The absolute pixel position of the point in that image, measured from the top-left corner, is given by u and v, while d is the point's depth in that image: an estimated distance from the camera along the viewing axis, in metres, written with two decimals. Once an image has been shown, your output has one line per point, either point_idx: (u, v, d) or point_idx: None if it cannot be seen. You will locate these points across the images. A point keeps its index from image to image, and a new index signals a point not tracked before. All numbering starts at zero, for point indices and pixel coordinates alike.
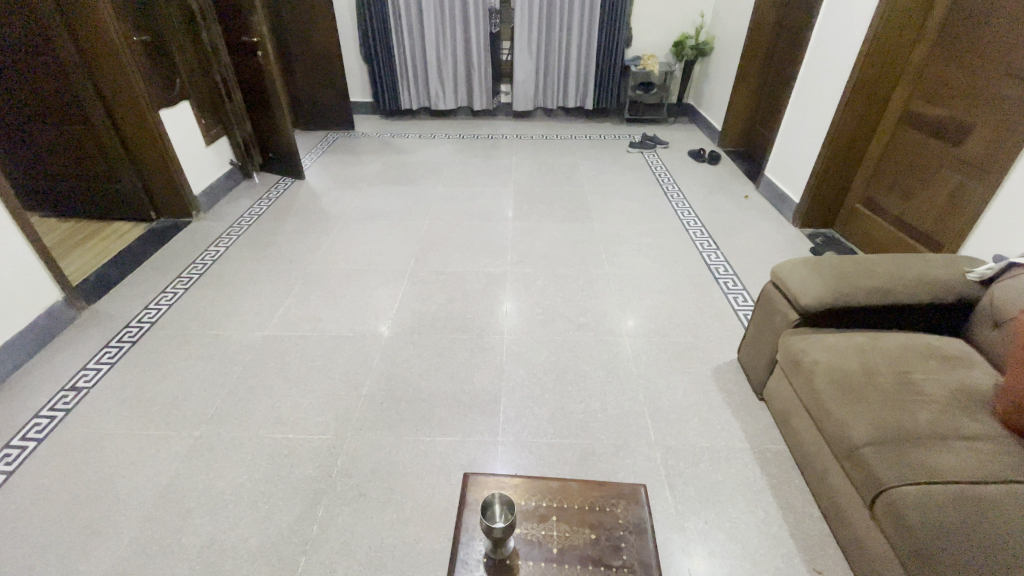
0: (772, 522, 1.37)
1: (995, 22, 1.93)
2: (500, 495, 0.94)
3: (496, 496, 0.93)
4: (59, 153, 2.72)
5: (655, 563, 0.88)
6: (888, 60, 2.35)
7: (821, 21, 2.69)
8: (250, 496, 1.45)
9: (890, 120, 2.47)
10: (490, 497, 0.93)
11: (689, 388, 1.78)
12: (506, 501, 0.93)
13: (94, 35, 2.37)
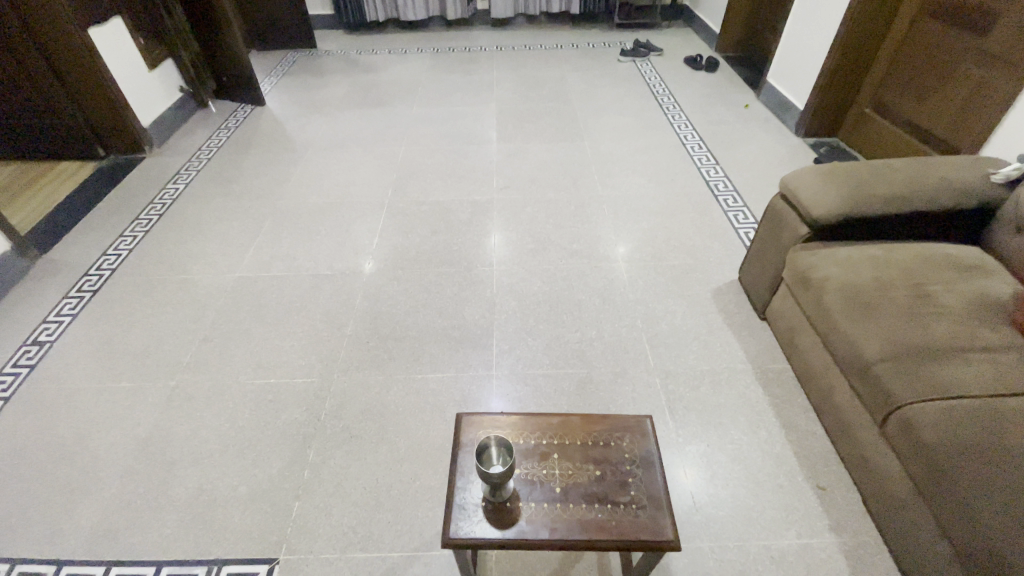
0: (775, 441, 1.35)
1: None
2: (496, 440, 0.86)
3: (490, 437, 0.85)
4: None
5: (664, 498, 0.82)
6: None
7: None
8: (236, 444, 1.38)
9: (909, 7, 2.21)
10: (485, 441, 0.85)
11: (688, 312, 1.71)
12: (506, 446, 0.85)
13: None
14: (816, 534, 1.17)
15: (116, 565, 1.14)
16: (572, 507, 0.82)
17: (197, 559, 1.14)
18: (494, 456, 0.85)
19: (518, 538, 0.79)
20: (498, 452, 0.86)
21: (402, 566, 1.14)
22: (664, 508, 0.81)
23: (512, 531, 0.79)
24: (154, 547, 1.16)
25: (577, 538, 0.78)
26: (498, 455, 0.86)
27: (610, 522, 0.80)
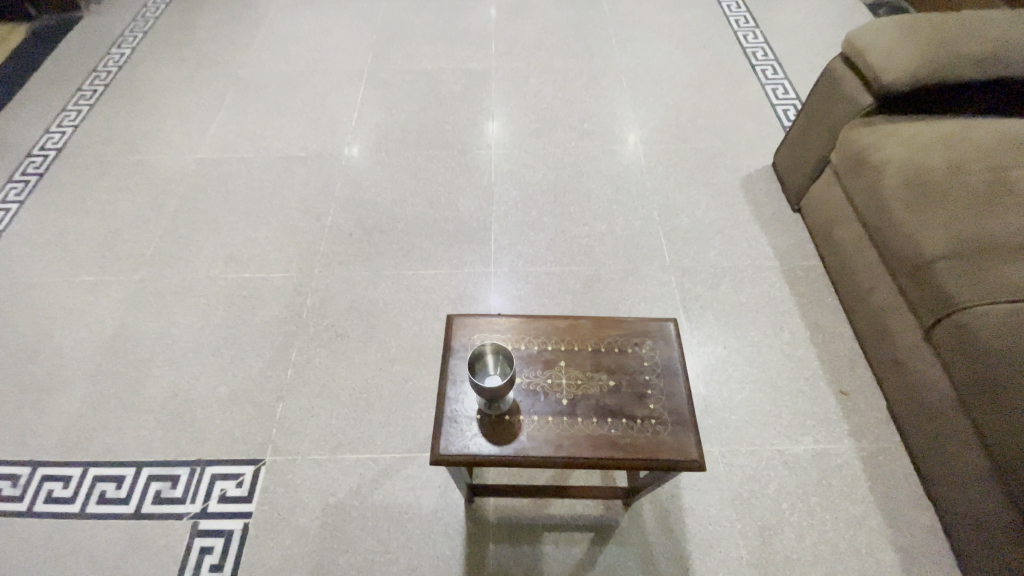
0: (798, 344, 1.24)
1: None
2: (495, 349, 0.73)
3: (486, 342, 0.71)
4: None
5: (689, 414, 0.69)
6: None
7: None
8: (211, 342, 1.27)
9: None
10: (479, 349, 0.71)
11: (712, 203, 1.51)
12: (507, 356, 0.72)
13: None
14: (834, 440, 1.09)
15: (93, 466, 1.08)
16: (581, 422, 0.70)
17: (177, 459, 1.08)
18: (492, 369, 0.73)
19: (516, 456, 0.68)
20: (496, 365, 0.73)
21: (396, 468, 1.07)
22: (689, 425, 0.69)
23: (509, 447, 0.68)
24: (132, 448, 1.10)
25: (586, 457, 0.67)
26: (497, 367, 0.73)
27: (623, 440, 0.68)
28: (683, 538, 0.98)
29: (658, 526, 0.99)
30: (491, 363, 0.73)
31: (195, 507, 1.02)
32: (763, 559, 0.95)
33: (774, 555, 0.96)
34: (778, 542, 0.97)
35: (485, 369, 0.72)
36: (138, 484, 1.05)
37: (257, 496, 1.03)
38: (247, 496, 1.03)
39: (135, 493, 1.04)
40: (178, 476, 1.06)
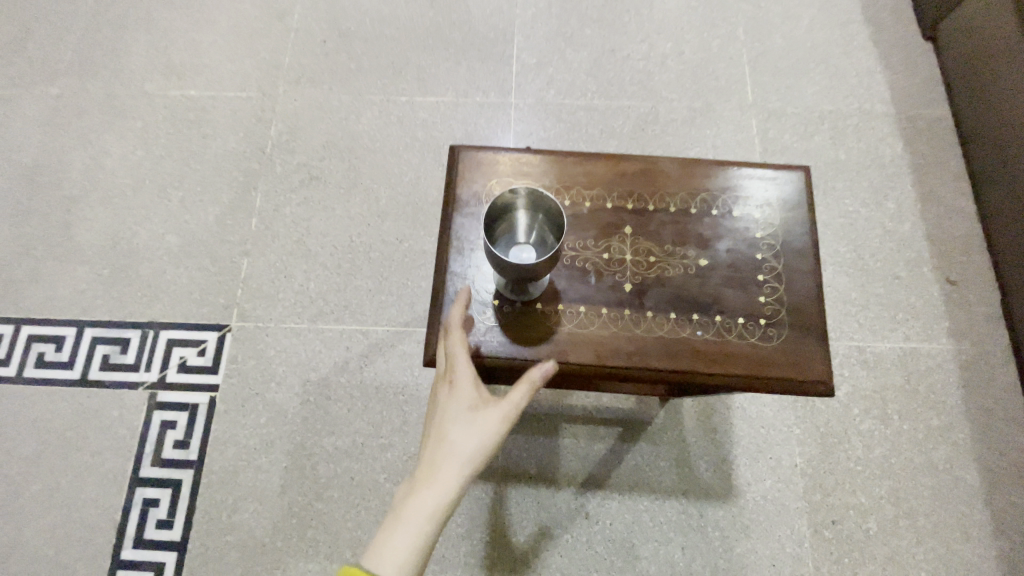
0: (903, 219, 0.96)
1: None
2: (530, 203, 0.46)
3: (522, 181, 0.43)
4: None
5: (821, 314, 0.45)
6: None
7: None
8: (154, 180, 1.00)
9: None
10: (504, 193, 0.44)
11: (818, 20, 1.10)
12: (551, 220, 0.46)
13: None
14: (929, 340, 0.88)
15: (26, 324, 0.90)
16: (651, 317, 0.46)
17: (125, 320, 0.89)
18: (520, 237, 0.46)
19: (549, 359, 0.45)
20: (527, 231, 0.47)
21: (389, 343, 0.86)
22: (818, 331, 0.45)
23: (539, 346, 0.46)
24: (70, 304, 0.91)
25: (660, 369, 0.45)
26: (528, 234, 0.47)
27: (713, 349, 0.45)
28: (730, 441, 0.82)
29: (699, 425, 0.83)
30: (520, 226, 0.46)
31: (152, 376, 0.85)
32: (819, 469, 0.81)
33: (833, 465, 0.81)
34: (840, 452, 0.82)
35: (509, 233, 0.46)
36: (82, 346, 0.88)
37: (224, 367, 0.86)
38: (212, 367, 0.86)
39: (80, 356, 0.87)
40: (128, 340, 0.88)
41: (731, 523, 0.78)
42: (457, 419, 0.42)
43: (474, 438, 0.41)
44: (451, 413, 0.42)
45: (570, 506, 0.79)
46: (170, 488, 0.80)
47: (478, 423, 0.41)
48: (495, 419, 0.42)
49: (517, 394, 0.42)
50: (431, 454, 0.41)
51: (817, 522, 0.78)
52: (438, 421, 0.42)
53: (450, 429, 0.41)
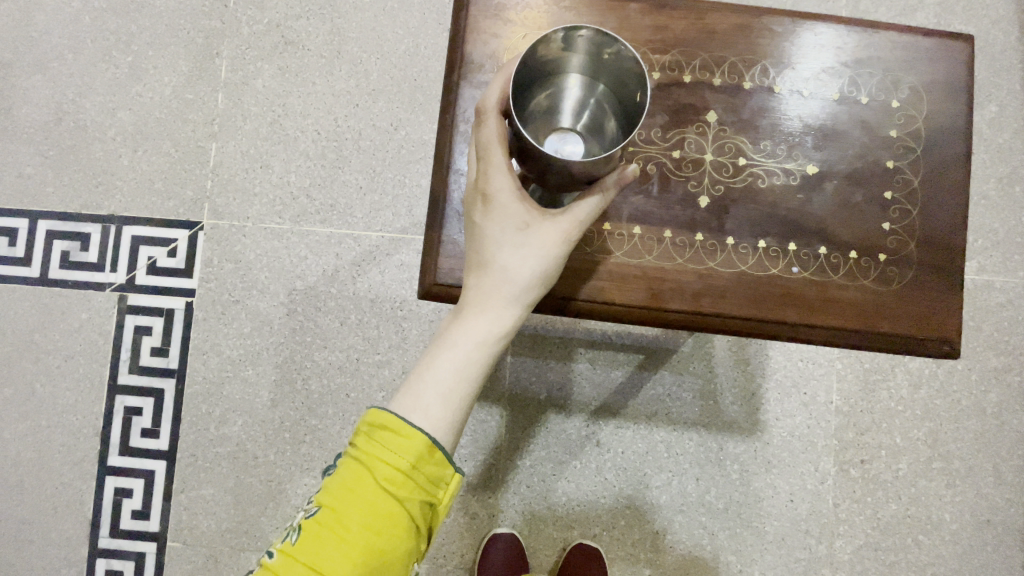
0: (1006, 124, 0.79)
1: None
2: (588, 71, 0.35)
3: (587, 31, 0.32)
4: None
5: (930, 254, 0.39)
6: None
7: None
8: (95, 39, 0.82)
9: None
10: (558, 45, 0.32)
11: None
12: (612, 100, 0.35)
13: None
14: (1007, 271, 0.76)
15: None
16: (731, 248, 0.39)
17: (81, 212, 0.78)
18: (566, 120, 0.36)
19: (604, 296, 0.38)
20: (574, 111, 0.36)
21: (384, 252, 0.76)
22: (925, 273, 0.39)
23: (594, 280, 0.38)
24: (17, 191, 0.78)
25: (737, 309, 0.38)
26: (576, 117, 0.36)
27: (802, 289, 0.38)
28: (762, 373, 0.74)
29: (731, 355, 0.74)
30: (567, 102, 0.36)
31: (120, 277, 0.76)
32: (856, 407, 0.74)
33: (872, 403, 0.74)
34: (881, 391, 0.74)
35: (551, 111, 0.36)
36: (37, 240, 0.77)
37: (199, 270, 0.76)
38: (185, 269, 0.76)
39: (36, 250, 0.77)
40: (88, 235, 0.77)
41: (752, 458, 0.73)
42: (504, 241, 0.35)
43: (528, 262, 0.34)
44: (496, 233, 0.34)
45: (580, 433, 0.74)
46: (152, 397, 0.74)
47: (532, 246, 0.34)
48: (554, 241, 0.35)
49: (577, 211, 0.35)
50: (475, 281, 0.35)
51: (844, 461, 0.73)
52: (479, 243, 0.35)
53: (495, 254, 0.35)
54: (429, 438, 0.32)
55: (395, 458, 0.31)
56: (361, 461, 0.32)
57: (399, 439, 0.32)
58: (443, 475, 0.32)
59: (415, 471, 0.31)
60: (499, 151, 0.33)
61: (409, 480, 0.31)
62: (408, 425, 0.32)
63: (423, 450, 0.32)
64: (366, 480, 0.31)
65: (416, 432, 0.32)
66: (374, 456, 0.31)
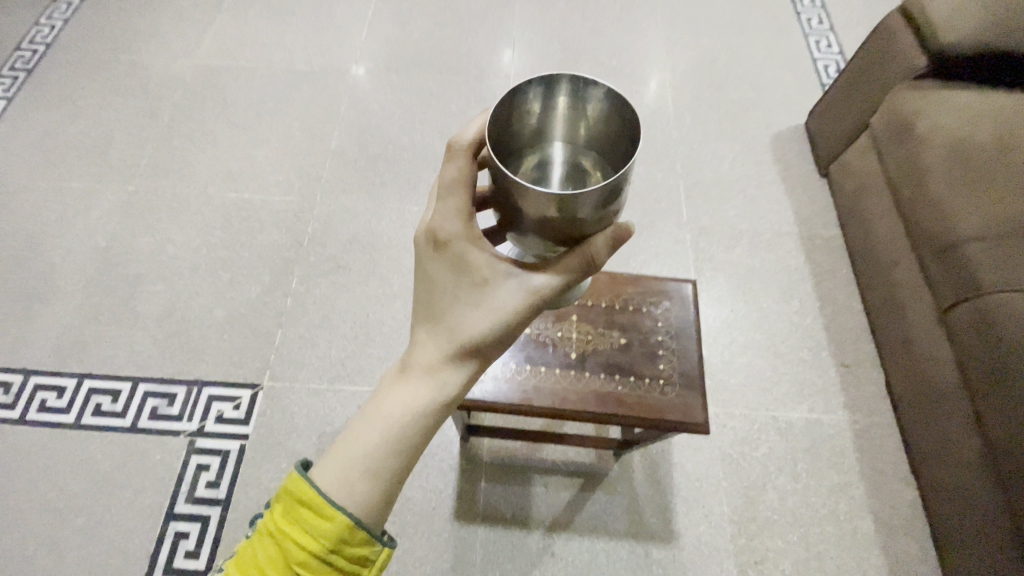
0: (807, 314, 1.22)
1: None
2: (566, 139, 0.54)
3: (563, 104, 0.52)
4: None
5: (698, 376, 0.70)
6: None
7: None
8: (207, 262, 1.22)
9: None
10: (537, 111, 0.51)
11: (738, 160, 1.43)
12: (588, 156, 0.53)
13: None
14: (829, 411, 1.10)
15: (88, 378, 1.07)
16: (590, 378, 0.70)
17: (173, 378, 1.07)
18: (558, 175, 0.53)
19: (520, 405, 0.68)
20: (562, 170, 0.53)
21: None
22: (697, 387, 0.69)
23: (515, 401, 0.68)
24: (128, 363, 1.09)
25: (593, 411, 0.68)
26: (564, 175, 0.53)
27: (630, 398, 0.69)
28: (670, 492, 1.00)
29: (647, 477, 1.01)
30: (558, 164, 0.53)
31: (192, 425, 1.02)
32: (743, 517, 0.98)
33: (755, 513, 0.99)
34: (760, 503, 1.00)
35: (544, 169, 0.53)
36: (135, 398, 1.05)
37: (254, 419, 1.03)
38: (244, 419, 1.03)
39: (131, 407, 1.04)
40: (175, 394, 1.05)
41: (673, 562, 0.94)
42: (459, 295, 0.51)
43: (474, 313, 0.50)
44: (453, 286, 0.51)
45: (537, 545, 0.95)
46: (199, 523, 0.94)
47: (479, 299, 0.50)
48: (495, 296, 0.50)
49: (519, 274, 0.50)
50: (431, 317, 0.51)
51: (742, 563, 0.94)
52: (436, 286, 0.51)
53: (451, 305, 0.51)
54: (348, 520, 0.45)
55: (316, 540, 0.44)
56: (284, 529, 0.45)
57: (322, 525, 0.44)
58: (354, 556, 0.45)
59: (329, 553, 0.44)
60: (458, 204, 0.50)
61: (324, 559, 0.44)
62: (330, 513, 0.44)
63: (338, 537, 0.44)
64: (291, 555, 0.44)
65: (335, 520, 0.44)
66: (302, 536, 0.44)
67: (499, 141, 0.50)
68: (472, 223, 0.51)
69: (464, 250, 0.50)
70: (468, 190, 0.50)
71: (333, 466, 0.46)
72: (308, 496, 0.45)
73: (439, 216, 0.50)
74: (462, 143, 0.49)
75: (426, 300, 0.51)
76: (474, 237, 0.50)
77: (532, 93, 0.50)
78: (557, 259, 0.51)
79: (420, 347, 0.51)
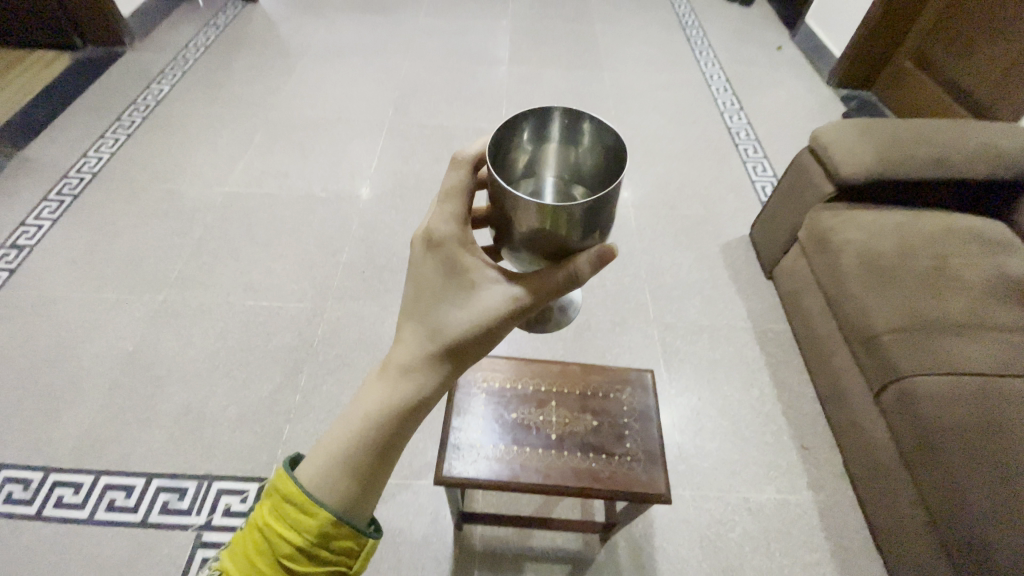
0: (766, 400, 1.36)
1: None
2: (558, 155, 0.65)
3: (555, 133, 0.63)
4: None
5: (659, 453, 0.82)
6: None
7: None
8: (224, 363, 1.35)
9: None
10: (532, 138, 0.63)
11: (694, 265, 1.66)
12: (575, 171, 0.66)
13: None
14: (794, 491, 1.20)
15: (104, 475, 1.14)
16: (568, 456, 0.82)
17: (185, 474, 1.15)
18: (550, 188, 0.67)
19: (509, 481, 0.79)
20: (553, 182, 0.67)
21: (390, 493, 1.13)
22: (659, 462, 0.81)
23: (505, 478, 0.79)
24: (144, 459, 1.17)
25: (571, 485, 0.79)
26: (554, 187, 0.67)
27: (603, 472, 0.80)
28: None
29: (631, 561, 1.07)
30: (549, 180, 0.67)
31: (201, 519, 1.08)
32: None
33: None
34: None
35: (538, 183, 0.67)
36: (147, 494, 1.11)
37: None
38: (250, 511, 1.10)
39: (144, 502, 1.10)
40: (186, 489, 1.12)
41: None
42: (446, 296, 0.58)
43: (458, 314, 0.57)
44: (442, 288, 0.58)
45: None
46: None
47: (462, 302, 0.58)
48: (477, 301, 0.58)
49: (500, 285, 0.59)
50: (420, 314, 0.58)
51: None
52: (428, 284, 0.58)
53: (439, 305, 0.58)
54: (329, 518, 0.50)
55: (300, 535, 0.50)
56: (273, 524, 0.50)
57: (306, 521, 0.50)
58: (335, 552, 0.51)
59: (312, 547, 0.50)
60: (455, 212, 0.59)
61: (307, 552, 0.50)
62: (313, 511, 0.50)
63: (320, 534, 0.50)
64: (278, 548, 0.50)
65: (317, 518, 0.50)
66: (288, 532, 0.50)
67: (499, 163, 0.60)
68: (465, 228, 0.59)
69: (455, 253, 0.58)
70: (464, 197, 0.59)
71: (317, 464, 0.52)
72: (295, 497, 0.50)
73: (438, 222, 0.59)
74: (465, 157, 0.58)
75: (413, 292, 0.59)
76: (465, 242, 0.59)
77: (528, 127, 0.61)
78: (535, 272, 0.59)
79: (406, 341, 0.57)
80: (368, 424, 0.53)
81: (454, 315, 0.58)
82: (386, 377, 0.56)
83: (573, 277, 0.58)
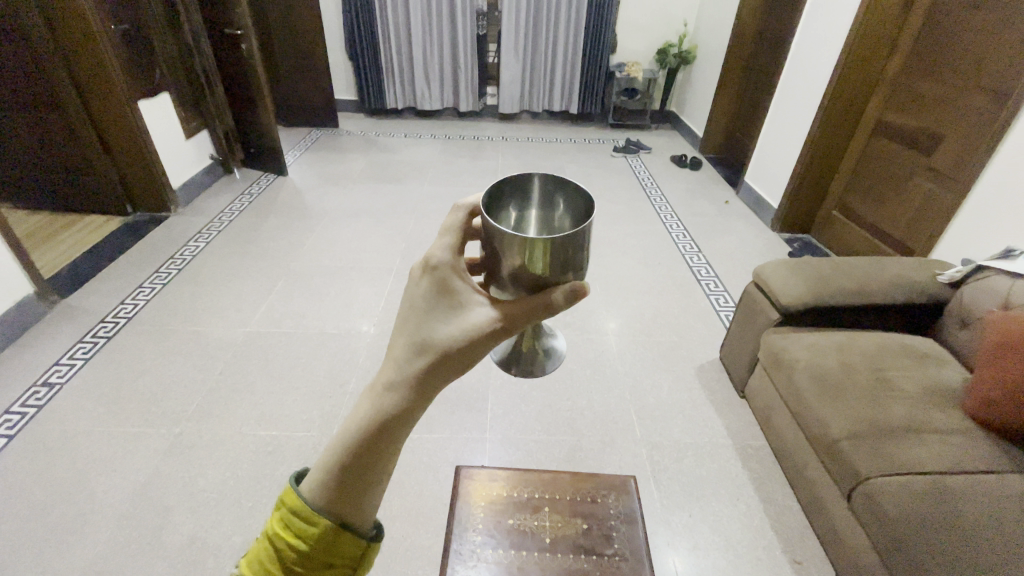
0: (753, 515, 1.41)
1: (958, 52, 2.06)
2: (540, 209, 0.88)
3: (535, 196, 0.86)
4: (40, 154, 2.63)
5: (644, 551, 0.90)
6: (853, 94, 2.48)
7: (795, 53, 2.83)
8: (232, 493, 1.40)
9: (884, 85, 2.44)
10: (519, 198, 0.86)
11: (673, 387, 1.81)
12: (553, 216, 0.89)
13: (83, 57, 2.38)
14: None
15: None
16: (561, 558, 0.90)
17: None
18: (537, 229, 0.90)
19: None
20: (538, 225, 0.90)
21: None
22: (644, 560, 0.89)
23: None
24: None
25: None
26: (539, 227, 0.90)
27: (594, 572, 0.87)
28: None
29: None
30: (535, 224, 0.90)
31: None
32: None
33: None
34: None
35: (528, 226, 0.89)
36: None
37: None
38: None
39: None
40: None
41: None
42: (440, 312, 0.61)
43: (451, 325, 0.61)
44: (437, 304, 0.62)
45: None
46: None
47: (454, 317, 0.62)
48: (468, 317, 0.63)
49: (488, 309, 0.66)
50: (415, 321, 0.59)
51: None
52: (424, 299, 0.62)
53: (433, 317, 0.60)
54: (332, 524, 0.49)
55: (307, 544, 0.49)
56: (282, 536, 0.50)
57: (312, 529, 0.49)
58: (345, 555, 0.50)
59: (320, 553, 0.49)
60: (453, 245, 0.71)
61: (316, 559, 0.49)
62: (317, 519, 0.49)
63: (327, 541, 0.49)
64: (287, 560, 0.49)
65: (321, 527, 0.49)
66: (296, 542, 0.49)
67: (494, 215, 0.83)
68: (459, 260, 0.70)
69: (450, 276, 0.67)
70: (459, 237, 0.73)
71: (318, 474, 0.50)
72: (300, 507, 0.50)
73: (437, 251, 0.68)
74: (466, 205, 0.76)
75: (406, 307, 0.61)
76: (459, 270, 0.68)
77: (515, 194, 0.86)
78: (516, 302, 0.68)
79: (400, 347, 0.56)
80: (364, 426, 0.50)
81: (446, 327, 0.60)
82: (374, 387, 0.53)
83: (548, 304, 0.71)
